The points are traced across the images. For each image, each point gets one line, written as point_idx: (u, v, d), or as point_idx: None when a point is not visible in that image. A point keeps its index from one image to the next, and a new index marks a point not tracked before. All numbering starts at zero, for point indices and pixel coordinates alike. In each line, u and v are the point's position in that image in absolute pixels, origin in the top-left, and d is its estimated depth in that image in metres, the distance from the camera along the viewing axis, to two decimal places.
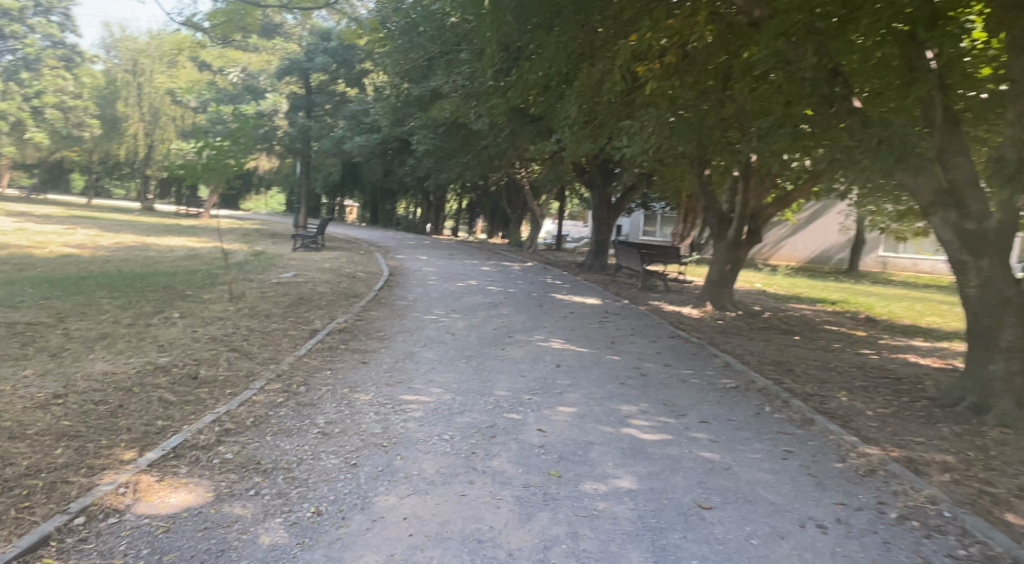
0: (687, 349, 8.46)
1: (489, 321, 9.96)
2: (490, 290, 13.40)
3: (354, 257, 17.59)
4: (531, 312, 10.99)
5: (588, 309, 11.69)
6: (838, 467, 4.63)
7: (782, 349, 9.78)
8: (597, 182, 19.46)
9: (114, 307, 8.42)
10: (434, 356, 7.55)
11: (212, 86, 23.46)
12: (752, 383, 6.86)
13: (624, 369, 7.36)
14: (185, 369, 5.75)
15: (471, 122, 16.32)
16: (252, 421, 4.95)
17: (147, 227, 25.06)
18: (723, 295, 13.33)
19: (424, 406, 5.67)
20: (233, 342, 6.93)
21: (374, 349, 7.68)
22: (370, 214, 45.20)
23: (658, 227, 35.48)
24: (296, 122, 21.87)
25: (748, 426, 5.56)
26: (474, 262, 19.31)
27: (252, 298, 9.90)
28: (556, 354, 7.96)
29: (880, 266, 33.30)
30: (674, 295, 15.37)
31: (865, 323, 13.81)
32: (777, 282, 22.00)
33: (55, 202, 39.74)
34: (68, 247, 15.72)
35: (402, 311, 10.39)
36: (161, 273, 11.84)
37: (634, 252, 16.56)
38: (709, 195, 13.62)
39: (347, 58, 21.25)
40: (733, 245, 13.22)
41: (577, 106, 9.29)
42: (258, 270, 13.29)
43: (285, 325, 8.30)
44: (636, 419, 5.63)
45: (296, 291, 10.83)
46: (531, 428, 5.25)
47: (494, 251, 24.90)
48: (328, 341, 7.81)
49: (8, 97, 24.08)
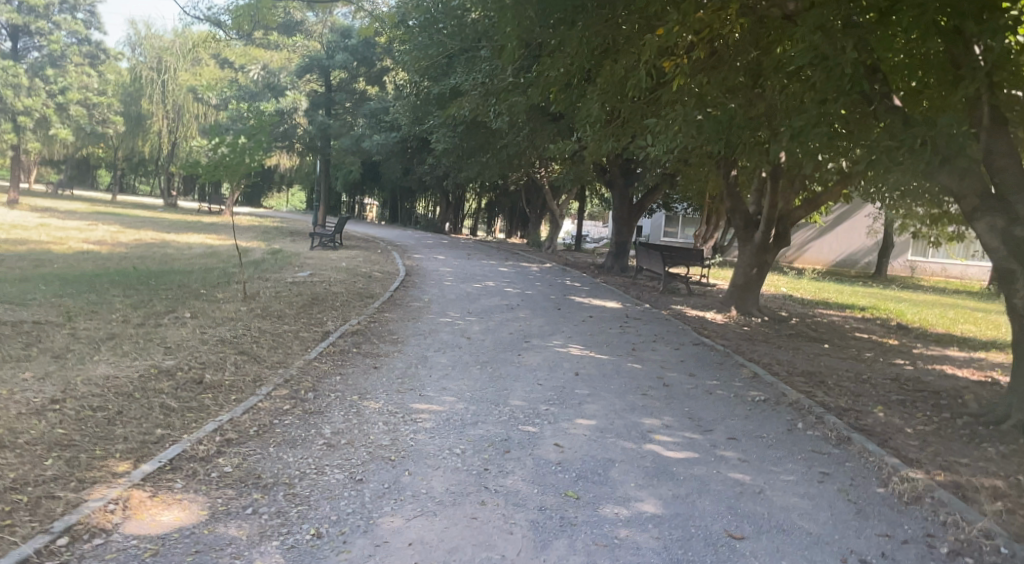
0: (712, 358, 8.13)
1: (506, 325, 9.69)
2: (509, 292, 13.12)
3: (371, 257, 17.45)
4: (550, 316, 10.70)
5: (608, 313, 11.37)
6: (879, 493, 4.29)
7: (812, 358, 9.39)
8: (618, 182, 19.12)
9: (125, 306, 8.26)
10: (449, 362, 7.28)
11: (233, 83, 23.41)
12: (782, 396, 6.52)
13: (647, 378, 7.04)
14: (191, 373, 5.54)
15: (492, 121, 16.05)
16: (256, 430, 4.72)
17: (168, 224, 25.14)
18: (749, 300, 12.95)
19: (435, 416, 5.41)
20: (242, 344, 6.72)
21: (387, 353, 7.45)
22: (390, 213, 45.21)
23: (680, 229, 34.99)
24: (315, 120, 21.77)
25: (780, 444, 5.23)
26: (493, 262, 19.04)
27: (265, 298, 9.71)
28: (575, 361, 7.66)
29: (909, 271, 32.53)
30: (697, 299, 14.99)
31: (896, 331, 13.34)
32: (803, 286, 21.47)
33: (79, 198, 40.17)
34: (88, 242, 15.73)
35: (417, 313, 10.16)
36: (176, 272, 11.70)
37: (656, 255, 16.18)
38: (735, 196, 13.25)
39: (367, 55, 21.13)
40: (760, 248, 12.84)
41: (600, 104, 8.98)
42: (274, 269, 13.15)
43: (298, 327, 8.08)
44: (660, 434, 5.31)
45: (311, 292, 10.63)
46: (548, 442, 4.97)
47: (513, 252, 24.62)
48: (341, 344, 7.59)
49: (34, 93, 24.25)
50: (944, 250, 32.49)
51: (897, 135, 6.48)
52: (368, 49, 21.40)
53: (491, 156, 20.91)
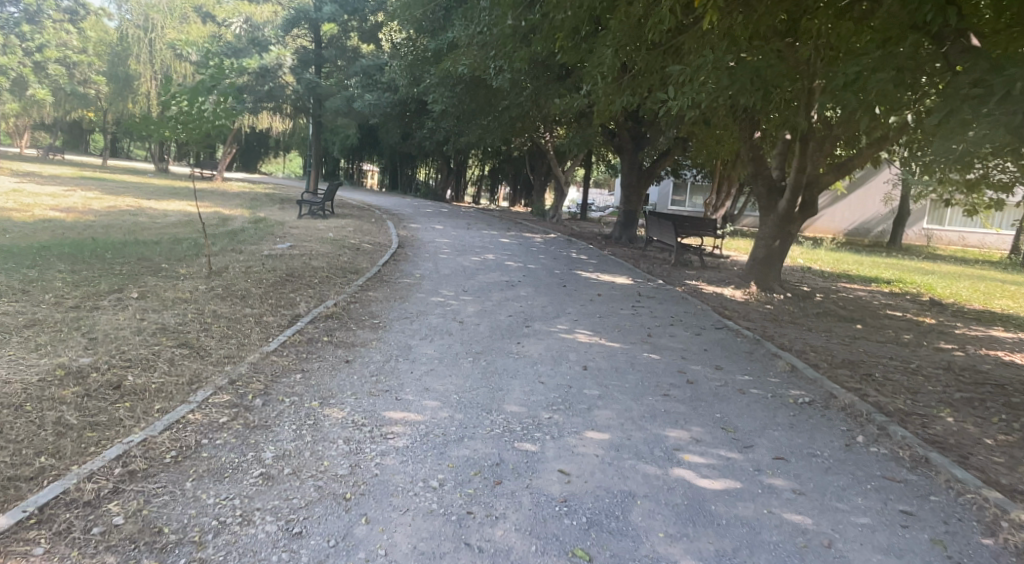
0: (739, 345, 7.04)
1: (504, 305, 8.62)
2: (509, 267, 11.98)
3: (362, 226, 16.33)
4: (553, 294, 9.57)
5: (618, 290, 10.26)
6: (988, 550, 3.26)
7: (849, 343, 8.27)
8: (627, 145, 17.82)
9: (65, 285, 7.16)
10: (435, 353, 6.21)
11: (217, 41, 21.93)
12: (831, 396, 5.42)
13: (667, 373, 5.96)
14: (110, 374, 4.51)
15: (492, 78, 14.80)
16: (174, 456, 3.67)
17: (153, 190, 23.85)
18: (770, 275, 11.84)
19: (411, 429, 4.36)
20: (185, 335, 5.66)
21: (364, 342, 6.38)
22: (389, 180, 43.82)
23: (688, 197, 33.68)
24: (303, 78, 20.36)
25: (841, 467, 4.16)
26: (494, 232, 17.88)
27: (232, 274, 8.61)
28: (582, 352, 6.56)
29: (924, 240, 31.35)
30: (712, 272, 13.86)
31: (931, 308, 12.23)
32: (821, 257, 20.23)
33: (68, 163, 38.66)
34: (57, 210, 14.51)
35: (405, 291, 9.07)
36: (140, 243, 10.56)
37: (668, 224, 14.99)
38: (757, 160, 12.03)
39: (358, 7, 19.59)
40: (785, 218, 11.68)
41: (613, 51, 7.77)
42: (252, 240, 12.02)
43: (262, 309, 7.00)
44: (689, 453, 4.23)
45: (286, 267, 9.51)
46: (549, 467, 3.92)
47: (514, 221, 23.37)
48: (310, 332, 6.49)
49: (10, 50, 22.56)
50: (963, 217, 31.30)
51: (982, 81, 5.37)
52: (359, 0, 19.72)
53: (491, 118, 19.61)
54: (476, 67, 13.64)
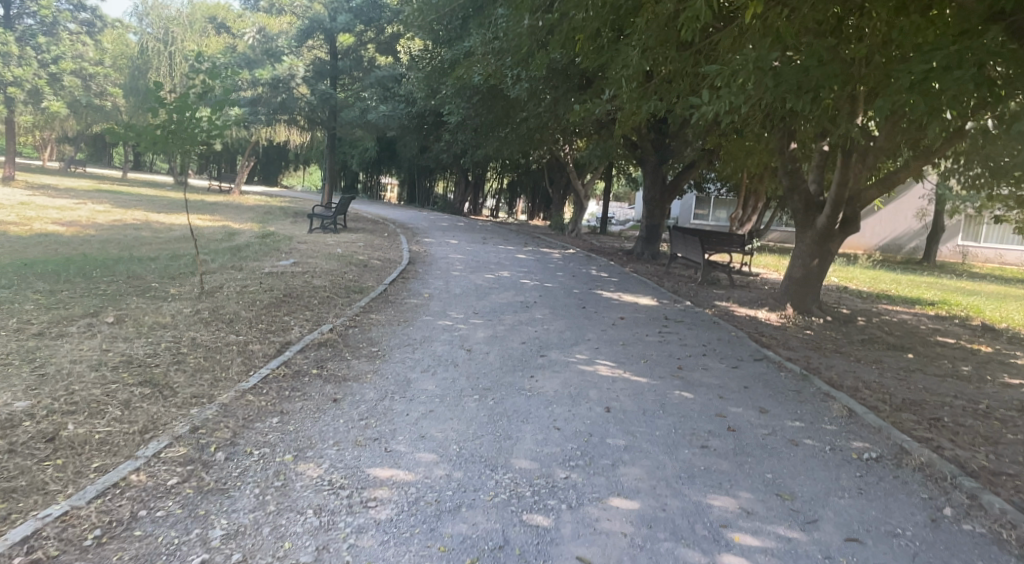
0: (785, 382, 6.18)
1: (517, 330, 7.85)
2: (525, 286, 11.21)
3: (373, 240, 15.69)
4: (573, 318, 8.77)
5: (643, 313, 9.44)
6: None
7: (905, 378, 7.36)
8: (650, 157, 17.05)
9: (36, 308, 6.52)
10: (437, 390, 5.43)
11: (231, 51, 21.55)
12: (903, 451, 4.57)
13: (705, 418, 5.14)
14: (46, 423, 3.86)
15: (509, 88, 14.16)
16: (97, 537, 2.98)
17: (165, 203, 23.48)
18: (808, 297, 10.97)
19: (399, 495, 3.60)
20: (151, 370, 4.95)
21: (357, 376, 5.64)
22: (407, 192, 43.32)
23: (711, 211, 32.74)
24: (316, 89, 19.86)
25: (930, 553, 3.34)
26: (510, 248, 17.15)
27: (225, 294, 7.94)
28: (606, 390, 5.75)
29: (959, 257, 30.14)
30: (742, 293, 13.00)
31: (984, 333, 11.25)
32: (857, 276, 19.22)
33: (88, 176, 38.74)
34: (58, 223, 14.02)
35: (411, 314, 8.34)
36: (134, 259, 9.95)
37: (694, 240, 14.14)
38: (794, 173, 11.17)
39: (375, 17, 19.02)
40: (823, 235, 10.82)
41: (641, 53, 7.03)
42: (254, 256, 11.38)
43: (247, 335, 6.30)
44: (739, 531, 3.43)
45: (284, 287, 8.82)
46: (566, 553, 3.15)
47: (532, 235, 22.69)
48: (299, 363, 5.75)
49: (24, 62, 22.61)
50: (1000, 234, 30.03)
51: None
52: (375, 10, 19.03)
53: (510, 130, 18.90)
54: (492, 78, 12.96)
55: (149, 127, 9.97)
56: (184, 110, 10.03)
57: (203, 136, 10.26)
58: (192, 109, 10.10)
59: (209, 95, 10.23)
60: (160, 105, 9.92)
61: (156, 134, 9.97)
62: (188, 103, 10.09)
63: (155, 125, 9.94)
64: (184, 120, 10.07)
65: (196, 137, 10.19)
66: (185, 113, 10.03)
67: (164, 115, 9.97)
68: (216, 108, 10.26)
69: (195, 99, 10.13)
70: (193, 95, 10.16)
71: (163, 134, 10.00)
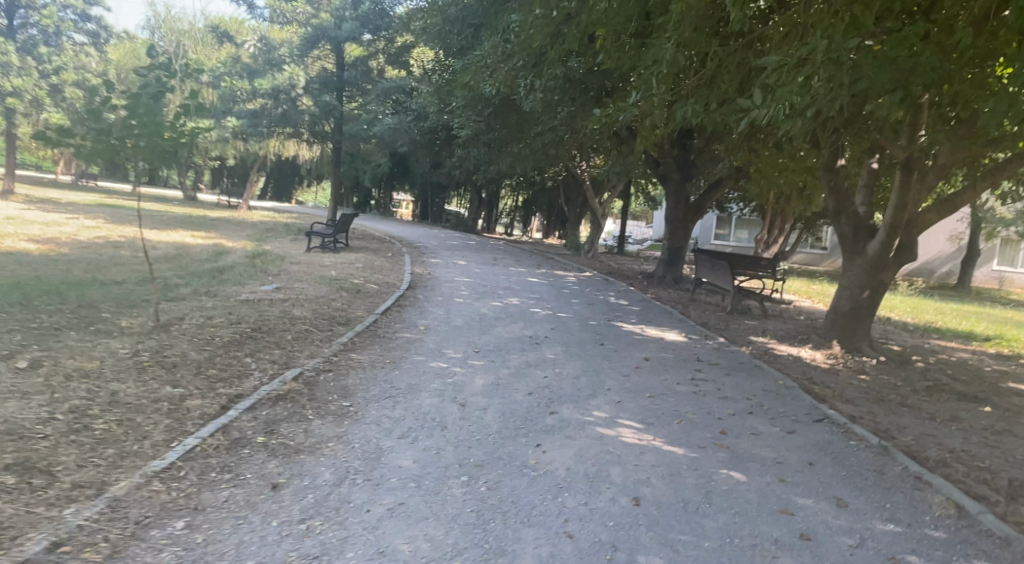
0: (859, 458, 4.84)
1: (523, 375, 6.61)
2: (535, 316, 9.97)
3: (374, 261, 14.59)
4: (589, 359, 7.49)
5: (671, 353, 8.15)
6: None
7: (997, 443, 5.99)
8: (672, 175, 15.76)
9: None
10: (415, 470, 4.18)
11: (233, 62, 20.60)
12: None
13: (767, 517, 3.85)
14: None
15: (521, 99, 12.98)
16: None
17: (163, 218, 22.48)
18: (856, 333, 9.64)
19: None
20: (33, 445, 3.78)
21: (316, 447, 4.41)
22: (419, 209, 42.23)
23: (732, 231, 31.41)
24: (319, 99, 18.77)
25: None
26: (521, 270, 15.96)
27: (181, 329, 6.75)
28: (633, 468, 4.45)
29: (995, 282, 28.54)
30: (777, 325, 11.64)
31: None
32: (899, 305, 17.69)
33: (97, 189, 38.15)
34: (32, 240, 12.90)
35: (399, 352, 7.12)
36: (94, 284, 8.82)
37: (722, 265, 12.81)
38: (841, 193, 9.84)
39: (381, 24, 17.97)
40: (875, 264, 9.46)
41: (674, 44, 5.77)
42: (234, 280, 10.19)
43: (188, 387, 5.11)
44: None
45: (255, 318, 7.65)
46: None
47: (546, 255, 21.43)
48: (242, 429, 4.51)
49: (24, 72, 20.96)
50: None
51: None
52: (381, 18, 17.97)
53: (523, 145, 17.74)
54: (503, 89, 11.78)
55: (96, 133, 7.97)
56: (139, 113, 8.05)
57: (167, 144, 8.29)
58: (148, 109, 8.10)
59: (167, 95, 8.33)
60: (106, 106, 7.94)
61: (107, 140, 7.98)
62: (142, 104, 8.09)
63: (105, 129, 7.94)
64: (140, 122, 8.06)
65: (158, 145, 8.22)
66: (141, 115, 8.05)
67: (117, 118, 7.99)
68: (181, 112, 8.39)
69: (150, 99, 8.21)
70: (147, 95, 8.22)
71: (116, 139, 8.01)
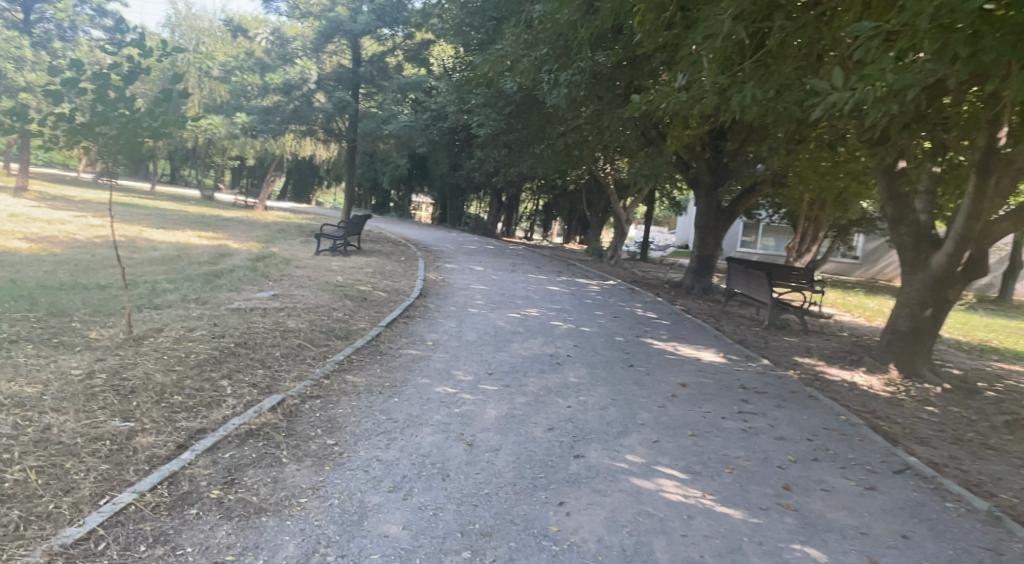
0: (963, 529, 3.87)
1: (542, 405, 5.68)
2: (556, 330, 9.04)
3: (383, 265, 13.75)
4: (618, 384, 6.56)
5: (710, 377, 7.18)
6: None
7: None
8: (704, 178, 14.76)
9: None
10: (407, 542, 3.28)
11: (246, 57, 19.93)
12: None
13: None
14: None
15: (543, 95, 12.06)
16: None
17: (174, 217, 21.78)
18: (916, 357, 8.55)
19: None
20: None
21: (286, 505, 3.53)
22: (438, 211, 41.37)
23: (760, 238, 30.21)
24: (332, 94, 17.95)
25: None
26: (540, 277, 15.05)
27: (153, 347, 5.85)
28: (681, 539, 3.54)
29: None
30: (822, 343, 10.59)
31: None
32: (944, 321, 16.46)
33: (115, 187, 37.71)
34: (24, 240, 12.13)
35: (401, 374, 6.22)
36: (72, 289, 7.99)
37: (759, 275, 11.77)
38: (902, 198, 8.82)
39: (397, 18, 17.26)
40: (940, 279, 8.40)
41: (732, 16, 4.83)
42: (229, 286, 9.32)
43: (141, 420, 4.25)
44: None
45: (244, 331, 6.79)
46: None
47: (568, 261, 20.48)
48: (194, 478, 3.65)
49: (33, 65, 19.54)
50: None
51: None
52: (398, 11, 17.27)
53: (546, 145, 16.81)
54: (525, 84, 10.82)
55: (57, 119, 6.48)
56: (111, 99, 6.56)
57: (147, 135, 6.72)
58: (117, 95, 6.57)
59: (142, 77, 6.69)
60: (70, 89, 6.42)
61: (71, 129, 6.48)
62: (110, 88, 6.53)
63: (68, 117, 6.43)
64: (108, 110, 6.54)
65: (135, 137, 6.68)
66: (110, 101, 6.54)
67: (83, 103, 6.50)
68: (161, 98, 6.76)
69: (121, 83, 6.61)
70: (117, 76, 6.58)
71: (81, 128, 6.51)
